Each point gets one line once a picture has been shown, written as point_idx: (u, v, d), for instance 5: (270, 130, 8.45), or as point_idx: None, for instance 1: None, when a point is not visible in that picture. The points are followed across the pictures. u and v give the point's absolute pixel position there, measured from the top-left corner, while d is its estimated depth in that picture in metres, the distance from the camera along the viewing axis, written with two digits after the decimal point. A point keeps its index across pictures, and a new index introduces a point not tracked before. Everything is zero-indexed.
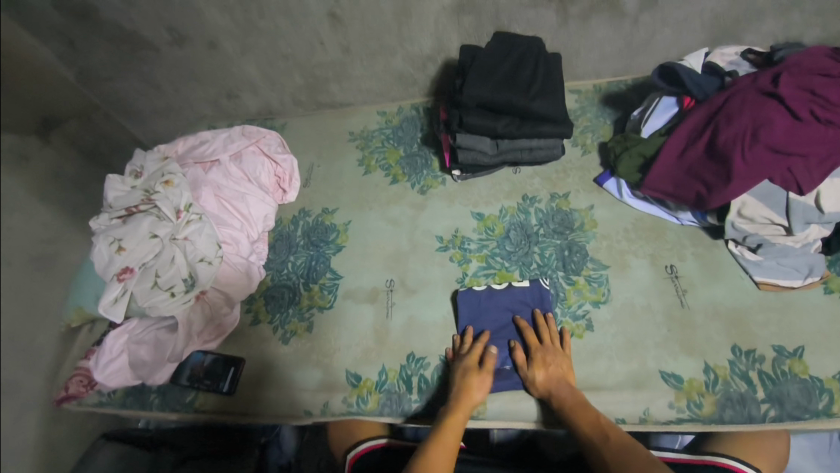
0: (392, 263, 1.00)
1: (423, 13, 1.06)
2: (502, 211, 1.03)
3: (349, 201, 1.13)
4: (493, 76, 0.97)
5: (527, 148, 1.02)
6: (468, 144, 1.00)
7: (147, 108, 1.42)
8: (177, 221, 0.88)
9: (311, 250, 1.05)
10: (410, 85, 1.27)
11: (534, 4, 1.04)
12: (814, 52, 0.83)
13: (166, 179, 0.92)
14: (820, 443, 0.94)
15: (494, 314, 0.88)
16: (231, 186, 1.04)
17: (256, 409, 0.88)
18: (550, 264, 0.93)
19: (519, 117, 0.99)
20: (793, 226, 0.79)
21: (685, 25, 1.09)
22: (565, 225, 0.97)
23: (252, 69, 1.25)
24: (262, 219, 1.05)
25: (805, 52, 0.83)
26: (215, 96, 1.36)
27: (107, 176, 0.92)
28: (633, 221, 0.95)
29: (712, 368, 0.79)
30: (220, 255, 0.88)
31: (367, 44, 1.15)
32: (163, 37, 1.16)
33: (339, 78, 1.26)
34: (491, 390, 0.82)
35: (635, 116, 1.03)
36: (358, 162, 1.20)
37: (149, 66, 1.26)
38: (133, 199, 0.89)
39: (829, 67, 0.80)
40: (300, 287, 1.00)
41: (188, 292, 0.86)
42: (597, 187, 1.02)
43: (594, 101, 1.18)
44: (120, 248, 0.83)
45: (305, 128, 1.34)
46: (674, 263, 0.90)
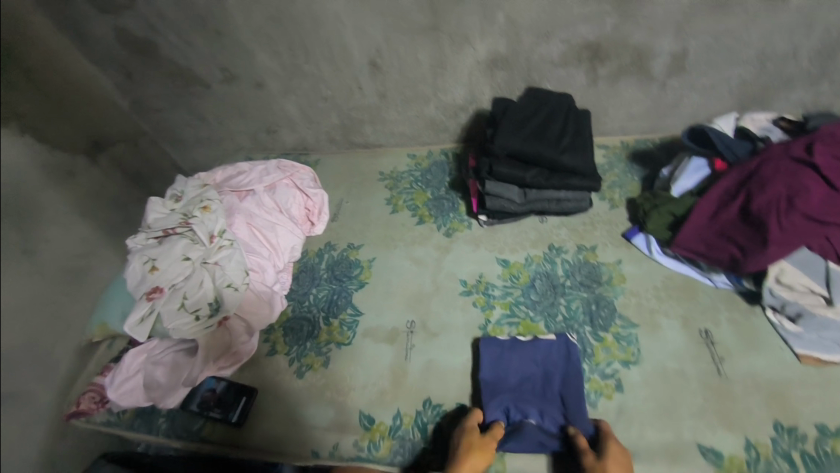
0: (414, 304, 0.99)
1: (458, 66, 1.12)
2: (528, 259, 1.02)
3: (375, 238, 1.14)
4: (525, 128, 1.00)
5: (554, 199, 1.03)
6: (496, 191, 1.02)
7: (190, 138, 1.50)
8: (209, 246, 0.90)
9: (334, 284, 1.06)
10: (441, 131, 1.31)
11: (565, 63, 1.08)
12: None
13: (204, 205, 0.94)
14: None
15: (518, 365, 0.85)
16: (263, 215, 1.06)
17: (264, 447, 0.85)
18: (576, 317, 0.91)
19: (548, 169, 1.01)
20: (835, 297, 0.78)
21: (713, 90, 1.12)
22: (593, 278, 0.96)
23: (292, 108, 1.32)
24: (288, 250, 1.06)
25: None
26: (255, 130, 1.43)
27: (149, 198, 0.96)
28: (664, 279, 0.93)
29: (753, 445, 0.73)
30: (246, 281, 0.89)
31: (403, 92, 1.21)
32: (214, 75, 1.25)
33: (373, 121, 1.31)
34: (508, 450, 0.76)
35: (665, 174, 1.03)
36: (386, 201, 1.23)
37: (197, 99, 1.35)
38: (171, 221, 0.91)
39: None
40: (320, 321, 0.99)
41: (211, 317, 0.86)
42: (626, 242, 1.01)
43: (621, 157, 1.20)
44: (153, 267, 0.85)
45: (337, 166, 1.39)
46: (709, 327, 0.86)
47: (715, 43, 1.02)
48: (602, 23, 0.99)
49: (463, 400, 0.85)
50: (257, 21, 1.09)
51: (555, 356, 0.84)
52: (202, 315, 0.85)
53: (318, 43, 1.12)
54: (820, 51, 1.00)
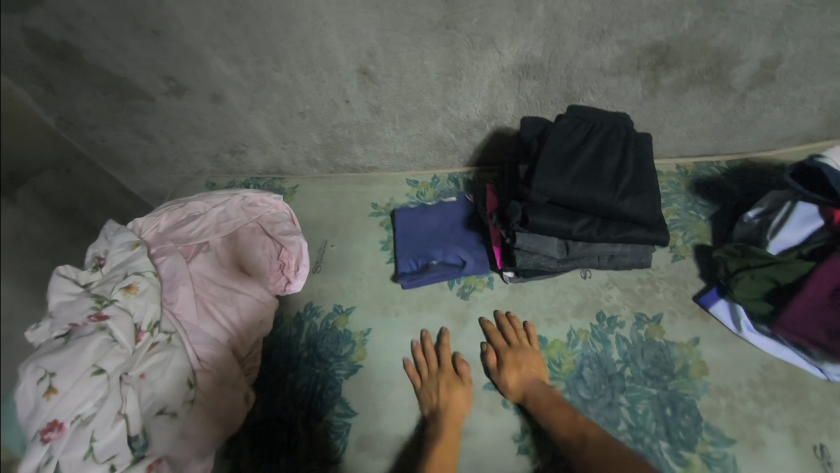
0: (426, 400, 0.75)
1: (476, 75, 0.86)
2: (572, 335, 0.78)
3: (369, 299, 0.89)
4: (571, 165, 0.74)
5: (607, 254, 0.78)
6: (530, 246, 0.77)
7: (137, 161, 1.18)
8: (136, 347, 0.65)
9: (317, 368, 0.81)
10: (449, 153, 1.05)
11: (617, 71, 0.83)
12: None
13: (128, 284, 0.69)
14: None
15: (423, 229, 0.95)
16: (220, 281, 0.81)
17: None
18: (645, 427, 0.66)
19: (600, 218, 0.76)
20: None
21: (798, 106, 0.88)
22: (662, 367, 0.71)
23: (261, 126, 1.04)
24: (256, 325, 0.79)
25: None
26: (216, 150, 1.14)
27: (57, 270, 0.71)
28: (758, 370, 0.70)
29: None
30: (188, 400, 0.64)
31: (404, 106, 0.94)
32: (159, 86, 0.96)
33: (364, 141, 1.05)
34: (411, 284, 0.88)
35: (750, 219, 0.79)
36: (381, 245, 0.98)
37: (142, 117, 1.05)
38: (79, 310, 0.66)
39: None
40: (299, 425, 0.75)
41: (136, 462, 0.60)
42: (700, 309, 0.77)
43: (679, 187, 0.95)
44: (49, 389, 0.59)
45: (319, 196, 1.12)
46: (825, 442, 0.64)
47: (815, 49, 0.78)
48: (680, 19, 0.74)
49: None
50: (208, 17, 0.81)
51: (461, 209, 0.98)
52: (120, 463, 0.59)
53: (292, 46, 0.84)
54: None
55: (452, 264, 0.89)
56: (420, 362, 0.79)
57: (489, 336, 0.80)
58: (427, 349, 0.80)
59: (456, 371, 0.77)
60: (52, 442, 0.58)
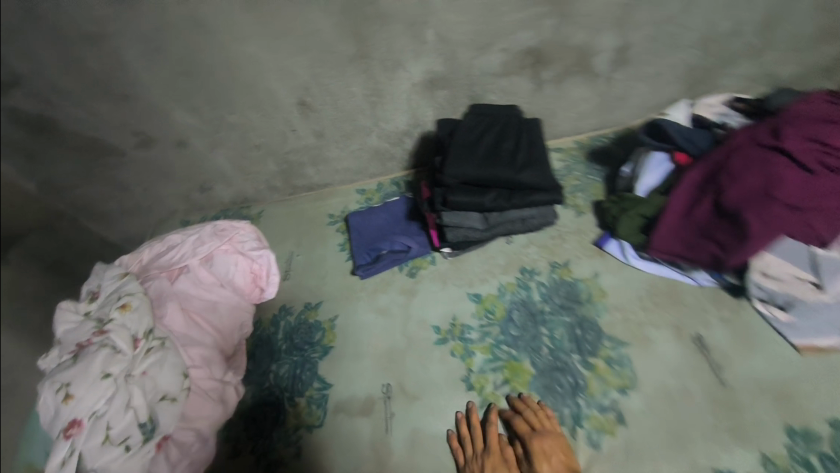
0: (388, 363, 0.89)
1: (394, 93, 1.04)
2: (501, 288, 0.94)
3: (334, 293, 1.03)
4: (474, 151, 0.92)
5: (518, 219, 0.95)
6: (455, 222, 0.93)
7: (116, 211, 1.31)
8: (135, 352, 0.77)
9: (295, 356, 0.94)
10: (388, 161, 1.22)
11: (507, 73, 1.01)
12: (813, 99, 0.77)
13: (122, 303, 0.81)
14: None
15: (372, 227, 1.12)
16: (200, 296, 0.94)
17: None
18: (561, 347, 0.83)
19: (507, 189, 0.93)
20: (824, 282, 0.72)
21: (659, 79, 1.07)
22: (572, 298, 0.88)
23: (223, 162, 1.20)
24: (236, 328, 0.94)
25: (804, 100, 0.78)
26: (186, 191, 1.29)
27: (60, 304, 0.85)
28: (644, 288, 0.87)
29: (771, 459, 0.67)
30: (184, 387, 0.78)
31: (341, 127, 1.11)
32: (127, 141, 1.11)
33: (315, 162, 1.21)
34: (368, 274, 1.03)
35: (626, 173, 0.97)
36: (340, 247, 1.13)
37: (117, 171, 1.19)
38: (84, 331, 0.80)
39: (832, 113, 0.75)
40: (285, 403, 0.88)
41: (148, 441, 0.73)
42: (598, 250, 0.94)
43: (578, 159, 1.14)
44: (67, 395, 0.71)
45: (282, 216, 1.27)
46: (700, 332, 0.80)
47: (657, 32, 0.96)
48: (542, 26, 0.93)
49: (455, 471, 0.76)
50: (163, 77, 0.97)
51: (400, 205, 1.15)
52: (134, 443, 0.71)
53: (237, 91, 1.01)
54: (764, 24, 0.97)
55: (398, 252, 1.04)
56: (463, 438, 0.77)
57: (508, 421, 0.76)
58: (472, 425, 0.78)
59: (503, 454, 0.73)
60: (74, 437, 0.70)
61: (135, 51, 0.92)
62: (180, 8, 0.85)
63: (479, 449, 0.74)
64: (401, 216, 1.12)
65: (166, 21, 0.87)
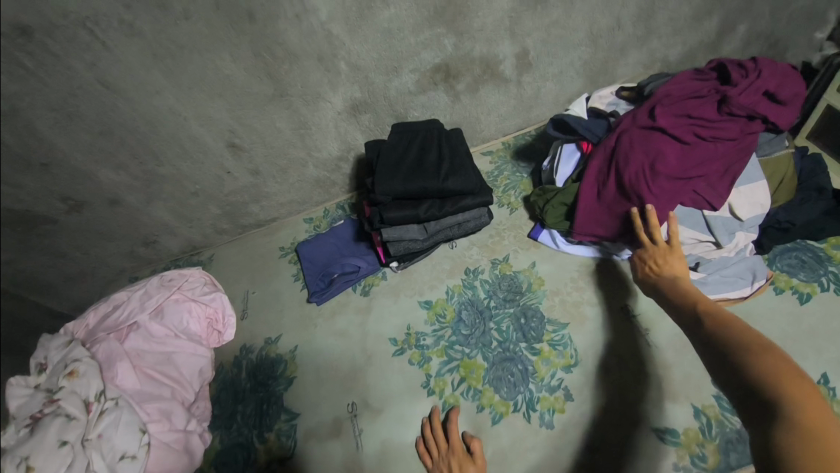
0: (351, 383, 0.91)
1: (320, 124, 1.08)
2: (449, 291, 0.98)
3: (292, 323, 1.05)
4: (401, 168, 0.98)
5: (455, 224, 1.01)
6: (395, 237, 0.98)
7: (59, 279, 1.21)
8: (88, 416, 0.77)
9: (260, 392, 0.95)
10: (330, 187, 1.26)
11: (422, 90, 1.08)
12: (681, 79, 0.89)
13: (70, 370, 0.82)
14: None
15: (321, 254, 1.14)
16: (153, 349, 0.93)
17: None
18: (510, 338, 0.88)
19: (438, 198, 0.99)
20: (720, 239, 0.81)
21: (563, 76, 1.16)
22: (514, 290, 0.94)
23: (163, 213, 1.20)
24: (196, 375, 0.95)
25: (673, 82, 0.89)
26: (130, 247, 1.28)
27: (7, 381, 0.83)
28: (576, 270, 0.94)
29: (701, 410, 0.73)
30: (144, 443, 0.78)
31: (275, 162, 1.14)
32: (56, 208, 1.06)
33: (257, 199, 1.23)
34: (323, 299, 1.05)
35: (545, 167, 1.04)
36: (294, 277, 1.15)
37: (52, 239, 1.12)
38: (35, 404, 0.78)
39: (697, 89, 0.86)
40: (254, 440, 0.89)
41: None
42: (534, 242, 1.00)
43: (506, 159, 1.22)
44: (29, 467, 0.70)
45: (233, 256, 1.28)
46: (629, 302, 0.86)
47: (548, 36, 1.06)
48: (443, 44, 1.00)
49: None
50: (82, 140, 0.96)
51: (345, 228, 1.18)
52: None
53: (165, 143, 1.03)
54: (640, 17, 1.08)
55: (347, 274, 1.07)
56: (429, 442, 0.80)
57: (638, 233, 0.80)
58: (436, 427, 0.80)
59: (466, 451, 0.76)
60: None
61: (50, 120, 0.90)
62: (88, 72, 0.86)
63: (447, 453, 0.77)
64: (347, 240, 1.16)
65: (76, 87, 0.87)
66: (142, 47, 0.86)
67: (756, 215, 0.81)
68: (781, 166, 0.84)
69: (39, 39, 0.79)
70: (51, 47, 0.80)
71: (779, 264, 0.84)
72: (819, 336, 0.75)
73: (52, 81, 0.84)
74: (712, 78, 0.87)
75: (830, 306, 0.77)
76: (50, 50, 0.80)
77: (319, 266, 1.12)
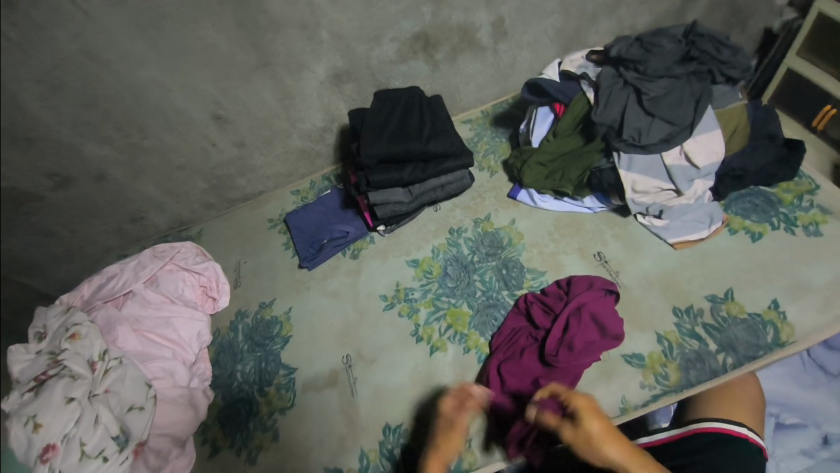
0: (345, 338, 0.97)
1: (304, 94, 1.10)
2: (434, 250, 1.03)
3: (286, 288, 1.09)
4: (384, 133, 1.02)
5: (438, 186, 1.05)
6: (382, 200, 1.02)
7: (46, 259, 1.22)
8: (94, 374, 0.82)
9: (257, 352, 0.99)
10: (316, 158, 1.28)
11: (403, 59, 1.12)
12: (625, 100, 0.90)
13: (72, 333, 0.86)
14: (794, 365, 0.95)
15: (310, 222, 1.18)
16: (151, 314, 0.97)
17: None
18: (492, 287, 0.95)
19: (422, 161, 1.03)
20: (680, 186, 0.89)
21: (537, 44, 1.21)
22: (495, 245, 1.00)
23: (151, 188, 1.21)
24: (195, 338, 0.99)
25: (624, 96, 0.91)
26: (118, 224, 1.28)
27: (7, 348, 0.87)
28: (553, 223, 1.00)
29: (664, 336, 0.80)
30: (151, 396, 0.82)
31: (261, 134, 1.17)
32: (43, 185, 1.07)
33: (244, 172, 1.25)
34: (314, 264, 1.10)
35: (523, 130, 1.10)
36: (284, 246, 1.18)
37: (40, 217, 1.12)
38: (40, 366, 0.82)
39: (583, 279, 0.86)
40: (255, 395, 0.93)
41: (123, 450, 0.77)
42: (513, 201, 1.06)
43: (485, 125, 1.27)
44: (36, 425, 0.75)
45: (222, 230, 1.30)
46: (600, 249, 0.94)
47: (521, 4, 1.10)
48: (421, 12, 1.04)
49: (420, 411, 0.84)
50: (67, 113, 0.97)
51: (332, 197, 1.21)
52: (110, 453, 0.76)
53: (149, 115, 1.04)
54: None
55: (335, 240, 1.11)
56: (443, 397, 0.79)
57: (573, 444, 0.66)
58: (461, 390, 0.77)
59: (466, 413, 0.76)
60: (51, 461, 0.74)
61: (35, 93, 0.91)
62: (72, 43, 0.87)
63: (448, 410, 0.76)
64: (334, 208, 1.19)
65: (59, 58, 0.88)
66: (125, 17, 0.87)
67: (711, 162, 0.88)
68: (735, 116, 0.91)
69: (24, 11, 0.81)
70: (35, 18, 0.82)
71: (734, 208, 0.92)
72: (768, 268, 0.83)
73: (37, 53, 0.86)
74: (666, 43, 0.90)
75: (778, 242, 0.86)
76: (35, 21, 0.82)
77: (308, 233, 1.16)
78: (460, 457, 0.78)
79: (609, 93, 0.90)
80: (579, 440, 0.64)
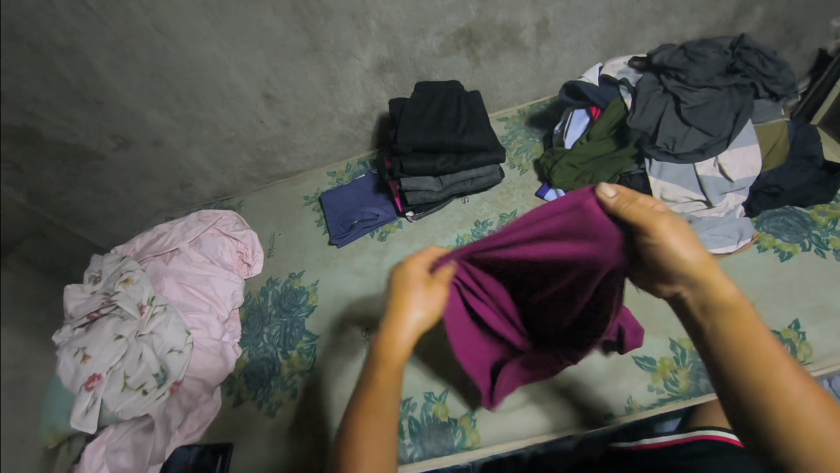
0: (366, 312, 1.02)
1: (349, 79, 1.16)
2: (459, 239, 1.07)
3: (315, 262, 1.15)
4: (421, 123, 1.07)
5: (469, 179, 1.09)
6: (413, 186, 1.07)
7: (100, 214, 1.35)
8: (142, 316, 0.92)
9: (284, 318, 1.05)
10: (354, 143, 1.34)
11: (445, 53, 1.15)
12: (652, 85, 0.93)
13: (125, 278, 0.96)
14: None
15: (343, 202, 1.24)
16: (193, 271, 1.07)
17: None
18: None
19: (455, 152, 1.07)
20: (711, 198, 0.89)
21: (581, 48, 1.22)
22: None
23: (199, 158, 1.30)
24: (229, 297, 1.08)
25: (651, 83, 0.94)
26: (168, 188, 1.38)
27: (65, 287, 0.96)
28: None
29: (677, 343, 0.82)
30: (189, 342, 0.91)
31: (305, 114, 1.23)
32: (106, 144, 1.17)
33: (285, 150, 1.33)
34: (344, 242, 1.15)
35: (557, 131, 1.11)
36: (316, 223, 1.25)
37: (101, 174, 1.24)
38: (93, 304, 0.92)
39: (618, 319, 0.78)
40: (279, 357, 0.99)
41: (161, 385, 0.87)
42: (540, 200, 1.08)
43: (521, 125, 1.29)
44: (85, 356, 0.85)
45: (261, 203, 1.38)
46: None
47: (568, 6, 1.11)
48: (468, 9, 1.06)
49: (430, 387, 0.86)
50: (133, 80, 1.06)
51: (366, 180, 1.27)
52: (149, 388, 0.86)
53: (206, 89, 1.12)
54: None
55: (366, 221, 1.16)
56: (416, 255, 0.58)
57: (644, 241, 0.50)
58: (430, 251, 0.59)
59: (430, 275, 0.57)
60: (94, 389, 0.84)
61: (107, 59, 1.00)
62: (144, 16, 0.95)
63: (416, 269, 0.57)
64: (366, 191, 1.25)
65: (132, 29, 0.97)
66: None
67: (745, 177, 0.88)
68: (774, 132, 0.92)
69: None
70: None
71: (765, 226, 0.91)
72: (794, 288, 0.83)
73: (112, 22, 0.94)
74: (708, 54, 0.91)
75: (808, 264, 0.85)
76: None
77: (340, 212, 1.22)
78: (465, 434, 0.80)
79: (647, 100, 0.92)
80: (674, 229, 0.48)
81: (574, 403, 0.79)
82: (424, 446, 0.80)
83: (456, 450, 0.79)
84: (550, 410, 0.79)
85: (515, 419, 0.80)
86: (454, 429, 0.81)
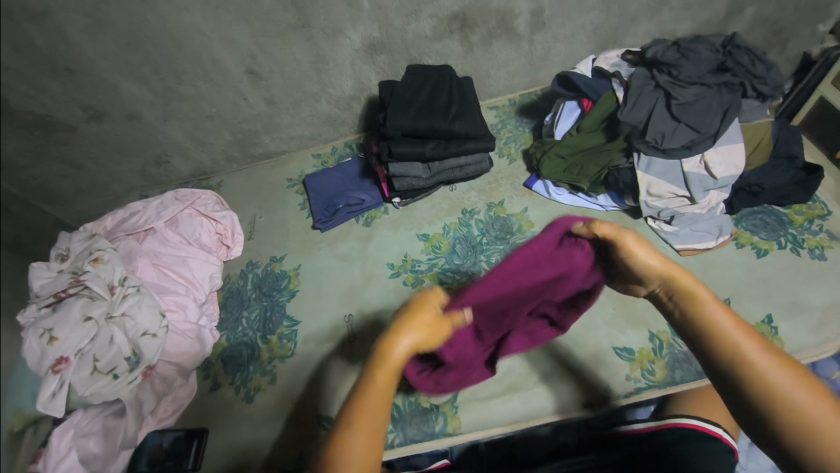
0: (349, 298, 1.00)
1: (338, 59, 1.12)
2: (445, 227, 1.06)
3: (297, 246, 1.12)
4: (411, 107, 1.05)
5: (457, 167, 1.08)
6: (400, 172, 1.04)
7: (69, 189, 1.28)
8: (112, 297, 0.88)
9: (264, 302, 1.03)
10: (340, 126, 1.31)
11: (438, 37, 1.12)
12: (643, 78, 0.93)
13: (95, 257, 0.92)
14: None
15: (327, 185, 1.21)
16: (169, 251, 1.03)
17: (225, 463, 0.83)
18: None
19: (445, 139, 1.05)
20: (695, 194, 0.91)
21: (574, 38, 1.21)
22: (505, 230, 1.03)
23: (178, 134, 1.24)
24: (207, 279, 1.04)
25: (643, 76, 0.94)
26: (143, 165, 1.32)
27: (30, 264, 0.92)
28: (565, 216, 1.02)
29: (656, 335, 0.84)
30: (164, 324, 0.88)
31: (290, 94, 1.19)
32: (77, 116, 1.11)
33: (268, 129, 1.28)
34: (327, 226, 1.13)
35: (547, 122, 1.10)
36: (299, 206, 1.21)
37: (71, 147, 1.17)
38: (61, 284, 0.89)
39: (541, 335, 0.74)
40: (258, 342, 0.97)
41: (133, 370, 0.85)
42: (528, 190, 1.08)
43: (511, 114, 1.28)
44: (52, 338, 0.81)
45: (241, 184, 1.33)
46: None
47: None
48: None
49: None
50: (109, 49, 1.00)
51: (352, 163, 1.24)
52: (120, 372, 0.83)
53: (187, 62, 1.06)
54: None
55: (351, 205, 1.14)
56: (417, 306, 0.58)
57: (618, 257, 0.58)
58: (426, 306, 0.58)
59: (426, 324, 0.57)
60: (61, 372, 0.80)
61: (81, 25, 0.94)
62: None
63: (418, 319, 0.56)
64: (352, 174, 1.22)
65: None
66: None
67: (729, 175, 0.90)
68: (759, 132, 0.94)
69: None
70: None
71: (744, 223, 0.94)
72: (769, 284, 0.85)
73: None
74: (699, 51, 0.91)
75: (783, 261, 0.88)
76: None
77: (324, 195, 1.19)
78: (446, 420, 0.80)
79: (638, 94, 0.92)
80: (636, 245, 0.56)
81: (554, 390, 0.80)
82: (405, 432, 0.80)
83: (437, 436, 0.79)
84: (531, 399, 0.80)
85: (496, 407, 0.80)
86: (436, 416, 0.81)
